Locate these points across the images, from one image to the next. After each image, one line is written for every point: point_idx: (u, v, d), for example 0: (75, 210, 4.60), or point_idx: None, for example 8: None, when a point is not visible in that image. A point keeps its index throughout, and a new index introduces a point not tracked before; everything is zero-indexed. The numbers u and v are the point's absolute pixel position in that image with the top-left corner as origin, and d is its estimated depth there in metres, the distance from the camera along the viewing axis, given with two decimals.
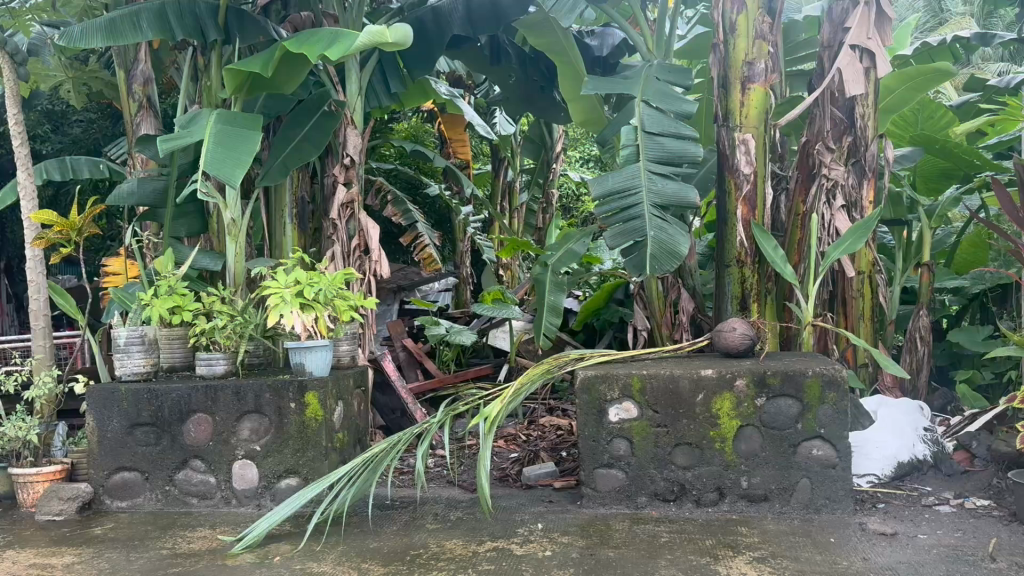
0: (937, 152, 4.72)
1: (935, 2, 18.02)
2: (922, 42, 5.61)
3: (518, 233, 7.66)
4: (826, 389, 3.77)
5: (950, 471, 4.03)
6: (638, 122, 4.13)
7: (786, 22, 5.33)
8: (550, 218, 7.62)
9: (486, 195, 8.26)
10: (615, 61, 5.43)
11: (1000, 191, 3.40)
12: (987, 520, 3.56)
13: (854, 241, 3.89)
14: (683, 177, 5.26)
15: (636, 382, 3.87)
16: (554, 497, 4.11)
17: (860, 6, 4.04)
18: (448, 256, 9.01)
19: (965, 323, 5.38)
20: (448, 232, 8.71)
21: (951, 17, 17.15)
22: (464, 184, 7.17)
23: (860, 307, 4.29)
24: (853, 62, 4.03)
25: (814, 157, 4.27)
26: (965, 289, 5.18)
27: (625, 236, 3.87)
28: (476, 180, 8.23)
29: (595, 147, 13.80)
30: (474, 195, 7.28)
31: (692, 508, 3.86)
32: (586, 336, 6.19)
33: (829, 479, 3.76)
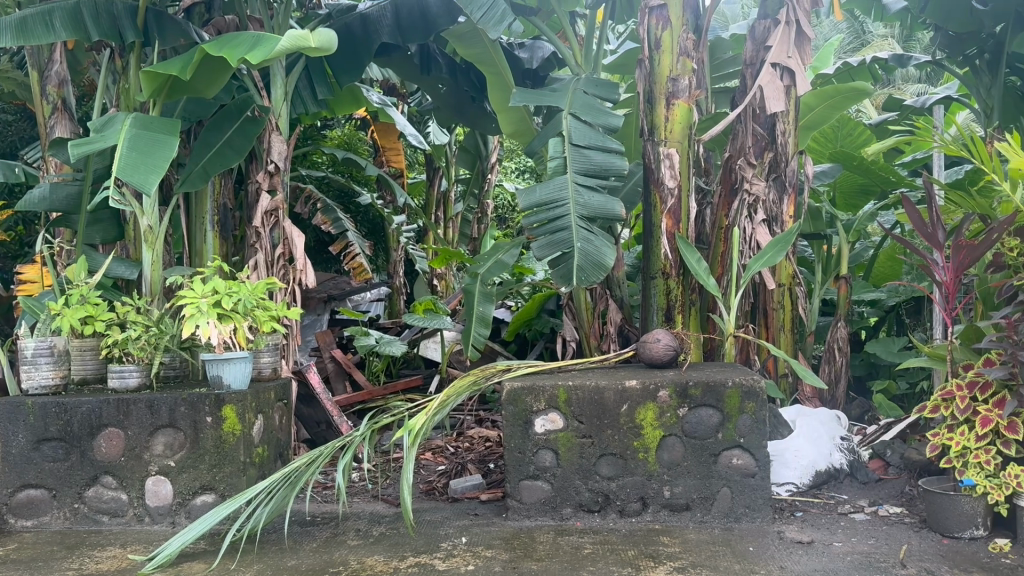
0: (856, 166, 4.78)
1: (857, 26, 18.66)
2: (843, 62, 5.70)
3: (452, 244, 7.57)
4: (745, 400, 3.84)
5: (866, 479, 4.12)
6: (564, 135, 4.16)
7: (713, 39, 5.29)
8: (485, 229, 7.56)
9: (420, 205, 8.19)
10: (546, 74, 5.37)
11: (910, 208, 3.57)
12: (899, 527, 3.67)
13: (774, 254, 4.00)
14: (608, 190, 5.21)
15: (562, 393, 3.87)
16: (479, 510, 4.05)
17: (780, 25, 4.17)
18: (381, 266, 8.89)
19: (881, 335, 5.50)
20: (380, 241, 8.60)
21: (871, 39, 17.81)
22: (397, 193, 7.06)
23: (781, 318, 4.40)
24: (773, 79, 4.13)
25: (736, 172, 4.36)
26: (881, 301, 5.36)
27: (553, 247, 3.91)
28: (410, 190, 8.17)
29: (530, 159, 13.80)
30: (406, 203, 7.14)
31: (616, 518, 3.87)
32: (518, 346, 6.13)
33: (748, 488, 3.82)
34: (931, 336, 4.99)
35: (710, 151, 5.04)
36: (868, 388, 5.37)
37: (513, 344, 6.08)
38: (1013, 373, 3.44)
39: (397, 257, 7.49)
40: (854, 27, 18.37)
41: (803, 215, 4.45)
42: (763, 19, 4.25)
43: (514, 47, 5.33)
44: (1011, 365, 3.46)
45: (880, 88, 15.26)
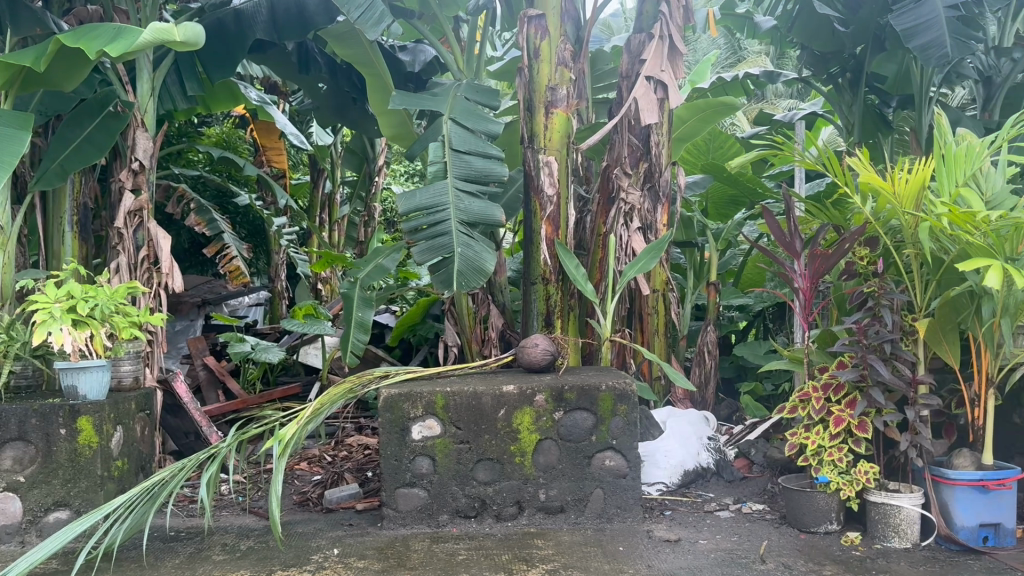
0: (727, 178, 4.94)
1: (735, 42, 19.53)
2: (718, 76, 5.89)
3: (336, 247, 7.43)
4: (617, 403, 3.94)
5: (731, 477, 4.29)
6: (444, 140, 4.12)
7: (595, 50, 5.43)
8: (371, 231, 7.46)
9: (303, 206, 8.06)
10: (428, 78, 5.34)
11: (771, 218, 3.72)
12: (761, 523, 3.84)
13: (648, 261, 4.12)
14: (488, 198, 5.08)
15: (440, 400, 3.86)
16: (354, 520, 3.97)
17: (654, 39, 4.27)
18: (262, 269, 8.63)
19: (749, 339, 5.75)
20: (261, 244, 8.37)
21: (748, 55, 18.70)
22: (278, 194, 6.87)
23: (655, 323, 4.55)
24: (647, 92, 4.22)
25: (613, 181, 4.45)
26: (749, 307, 5.55)
27: (433, 252, 3.89)
28: (292, 191, 8.03)
29: (418, 163, 13.71)
30: (289, 205, 6.96)
31: (492, 523, 3.89)
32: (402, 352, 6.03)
33: (620, 489, 3.92)
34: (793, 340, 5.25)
35: (590, 160, 5.07)
36: (736, 389, 5.59)
37: (398, 349, 5.96)
38: (863, 375, 3.64)
39: (278, 259, 7.28)
40: (728, 44, 19.02)
41: (676, 224, 4.59)
42: (638, 33, 4.34)
43: (396, 49, 5.26)
44: (862, 367, 3.64)
45: (750, 103, 15.92)
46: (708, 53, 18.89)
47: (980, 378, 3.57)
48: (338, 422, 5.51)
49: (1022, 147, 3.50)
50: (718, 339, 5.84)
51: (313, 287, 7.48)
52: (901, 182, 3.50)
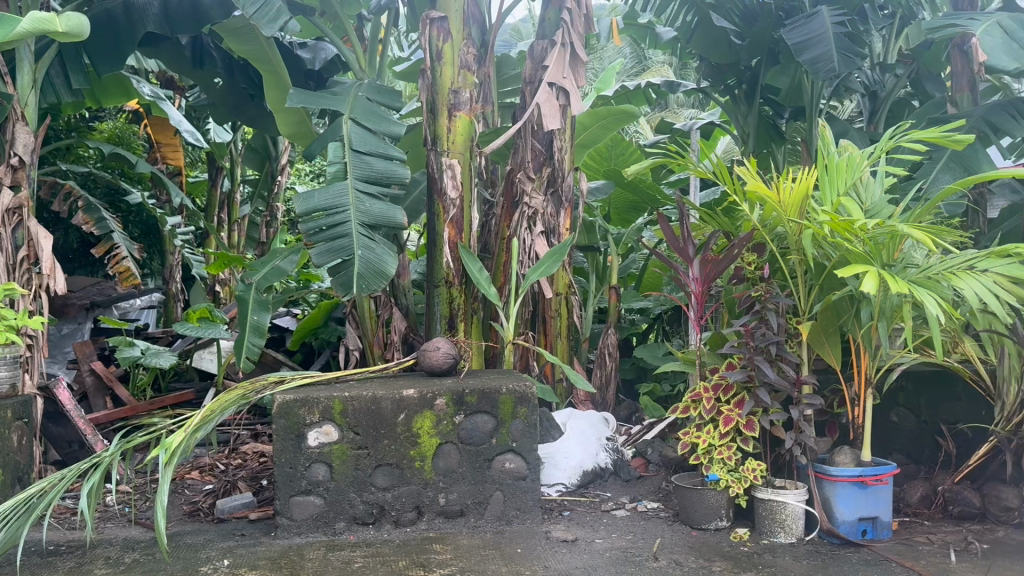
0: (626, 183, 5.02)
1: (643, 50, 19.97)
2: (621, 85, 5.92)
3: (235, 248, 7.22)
4: (518, 405, 3.93)
5: (628, 476, 4.35)
6: (344, 140, 4.05)
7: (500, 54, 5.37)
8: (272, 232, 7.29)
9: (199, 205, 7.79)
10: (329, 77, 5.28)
11: (665, 225, 3.79)
12: (655, 522, 3.92)
13: (551, 265, 4.13)
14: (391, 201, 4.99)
15: (338, 405, 3.76)
16: (246, 529, 3.86)
17: (556, 46, 4.25)
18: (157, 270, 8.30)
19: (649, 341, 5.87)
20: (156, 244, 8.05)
21: (655, 62, 19.17)
22: (172, 192, 6.62)
23: (558, 326, 4.54)
24: (550, 98, 4.17)
25: (516, 185, 4.39)
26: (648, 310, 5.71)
27: (333, 254, 3.78)
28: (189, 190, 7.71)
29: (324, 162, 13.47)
30: (184, 203, 6.68)
31: (390, 530, 3.82)
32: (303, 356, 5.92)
33: (520, 490, 3.91)
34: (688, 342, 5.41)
35: (494, 164, 4.98)
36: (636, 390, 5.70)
37: (298, 354, 5.84)
38: (750, 376, 3.76)
39: (173, 259, 6.99)
40: (634, 53, 19.33)
41: (578, 228, 4.58)
42: (540, 39, 4.30)
43: (295, 47, 5.20)
44: (749, 368, 3.78)
45: (652, 111, 16.26)
46: (617, 60, 19.27)
47: (859, 379, 3.73)
48: (233, 429, 5.33)
49: (898, 158, 3.65)
50: (620, 342, 5.94)
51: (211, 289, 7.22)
52: (786, 191, 3.64)
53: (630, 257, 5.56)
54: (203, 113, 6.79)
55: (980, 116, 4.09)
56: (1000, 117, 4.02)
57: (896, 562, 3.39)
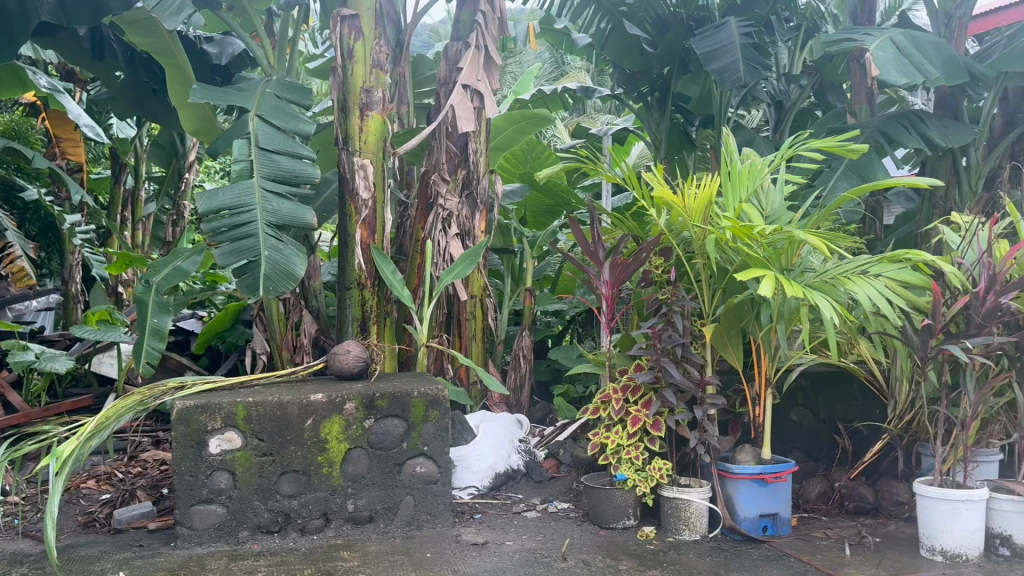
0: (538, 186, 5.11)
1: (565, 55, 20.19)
2: (538, 89, 5.97)
3: (140, 248, 6.96)
4: (429, 408, 3.87)
5: (540, 477, 4.38)
6: (250, 137, 3.95)
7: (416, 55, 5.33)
8: (181, 232, 7.06)
9: (101, 202, 7.49)
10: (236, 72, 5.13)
11: (577, 230, 3.80)
12: (564, 522, 3.95)
13: (465, 267, 4.04)
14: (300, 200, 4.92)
15: (241, 411, 3.65)
16: (145, 540, 3.72)
17: (470, 49, 4.21)
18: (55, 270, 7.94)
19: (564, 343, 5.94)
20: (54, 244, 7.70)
21: (575, 67, 19.43)
22: (71, 189, 6.43)
23: (472, 328, 4.51)
24: (464, 100, 4.12)
25: (430, 187, 4.29)
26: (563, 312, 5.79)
27: (238, 254, 3.67)
28: (91, 186, 7.50)
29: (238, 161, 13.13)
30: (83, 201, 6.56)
31: (296, 537, 3.72)
32: (211, 359, 5.75)
33: (431, 494, 3.85)
34: (599, 344, 5.53)
35: (409, 164, 4.86)
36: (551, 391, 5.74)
37: (204, 357, 5.73)
38: (658, 377, 3.83)
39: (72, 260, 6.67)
40: (552, 58, 19.43)
41: (494, 230, 4.53)
42: (454, 41, 4.25)
43: (201, 41, 5.00)
44: (656, 370, 3.84)
45: (571, 116, 16.46)
46: (539, 64, 19.42)
47: (760, 379, 3.83)
48: (132, 435, 5.12)
49: (797, 167, 3.77)
50: (535, 344, 5.99)
51: (114, 290, 6.94)
52: (691, 197, 3.72)
53: (545, 260, 5.61)
54: (106, 108, 6.68)
55: (875, 127, 4.29)
56: (893, 128, 4.20)
57: (794, 557, 3.49)
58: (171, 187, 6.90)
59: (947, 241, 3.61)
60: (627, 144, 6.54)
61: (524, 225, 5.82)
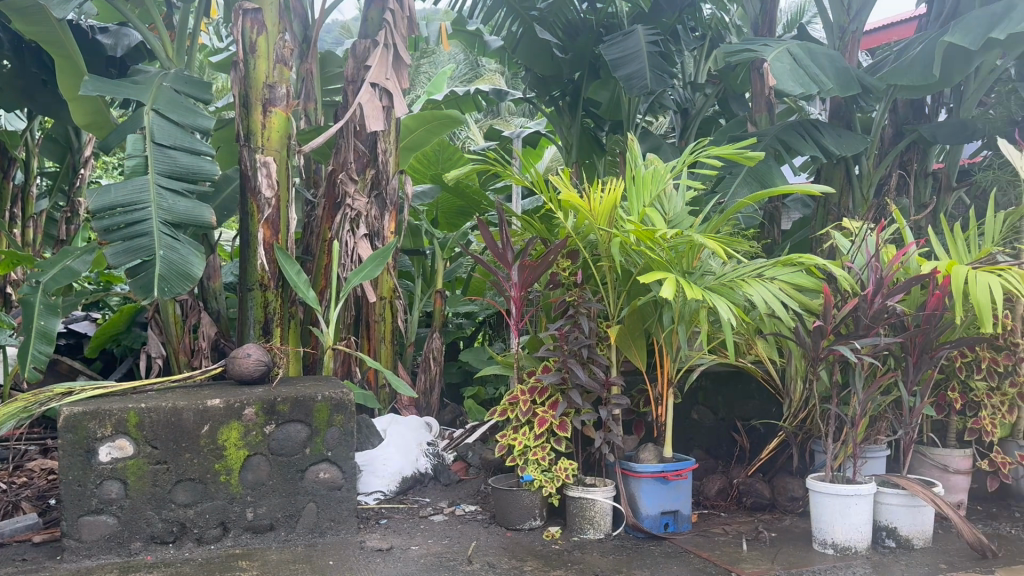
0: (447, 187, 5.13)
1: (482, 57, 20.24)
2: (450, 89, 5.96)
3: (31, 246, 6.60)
4: (334, 413, 3.79)
5: (448, 480, 4.37)
6: (145, 132, 3.80)
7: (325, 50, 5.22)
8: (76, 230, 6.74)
9: None
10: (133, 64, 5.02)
11: (485, 230, 3.79)
12: (471, 524, 3.93)
13: (374, 268, 3.97)
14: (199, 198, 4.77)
15: (133, 417, 3.50)
16: (28, 554, 3.53)
17: (378, 47, 4.15)
18: None
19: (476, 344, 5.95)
20: None
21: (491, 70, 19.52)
22: None
23: (382, 330, 4.43)
24: (372, 98, 4.06)
25: (338, 187, 4.20)
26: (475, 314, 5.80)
27: (131, 254, 3.53)
28: None
29: None
30: None
31: (193, 548, 3.60)
32: (104, 364, 5.50)
33: (334, 501, 3.78)
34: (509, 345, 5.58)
35: (316, 162, 4.78)
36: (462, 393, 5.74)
37: (97, 362, 5.44)
38: (564, 378, 3.85)
39: None
40: (466, 59, 19.42)
41: (403, 231, 4.48)
42: (362, 39, 4.19)
43: (96, 31, 4.89)
44: (563, 371, 3.86)
45: (487, 119, 16.52)
46: (456, 65, 19.41)
47: (663, 379, 3.92)
48: (18, 444, 4.86)
49: (698, 173, 3.85)
50: (447, 345, 5.97)
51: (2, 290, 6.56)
52: (596, 201, 3.76)
53: (456, 262, 5.59)
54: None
55: (773, 135, 4.43)
56: (791, 137, 4.34)
57: (693, 553, 3.57)
58: (65, 183, 6.56)
59: (838, 246, 3.74)
60: (540, 147, 6.63)
61: (435, 226, 5.80)
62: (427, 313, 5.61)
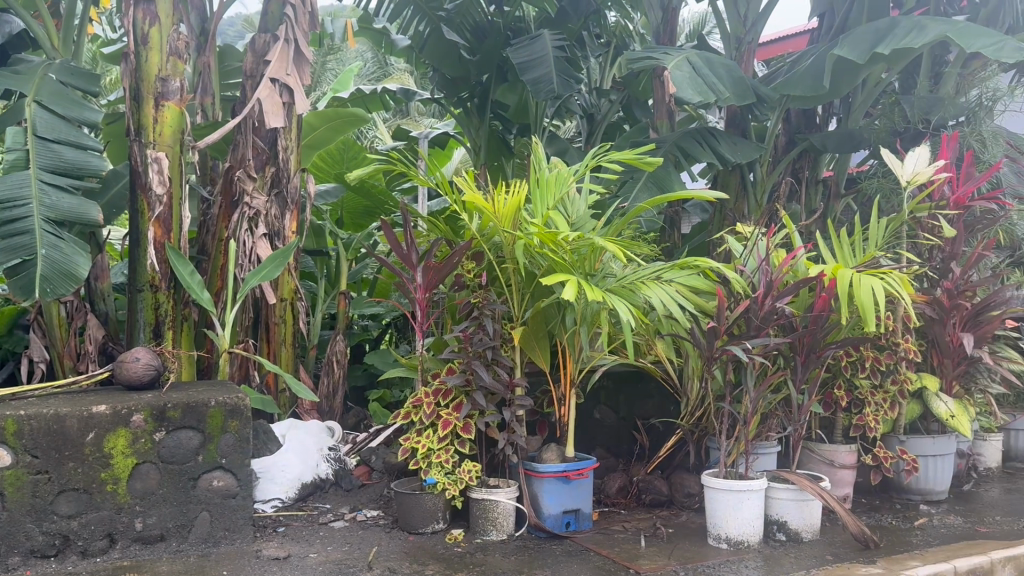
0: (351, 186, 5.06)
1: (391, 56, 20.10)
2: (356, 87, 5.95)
3: None
4: (228, 418, 3.69)
5: (349, 485, 4.30)
6: (27, 124, 3.62)
7: (222, 44, 5.10)
8: None
9: None
10: (13, 52, 4.77)
11: (388, 232, 3.69)
12: (372, 529, 3.88)
13: (273, 269, 3.86)
14: (87, 195, 4.59)
15: (10, 425, 3.29)
16: None
17: (279, 41, 4.06)
18: None
19: (383, 346, 5.92)
20: None
21: (399, 68, 19.41)
22: None
23: (282, 332, 4.32)
24: (272, 94, 3.96)
25: (235, 184, 4.10)
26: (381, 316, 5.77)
27: (9, 253, 3.30)
28: None
29: None
30: None
31: (76, 561, 3.43)
32: None
33: (229, 510, 3.67)
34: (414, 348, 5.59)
35: (213, 158, 4.66)
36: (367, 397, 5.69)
37: None
38: (468, 380, 3.83)
39: None
40: (374, 57, 19.28)
41: (305, 231, 4.39)
42: (262, 33, 4.10)
43: None
44: (467, 373, 3.84)
45: (393, 119, 16.43)
46: (365, 63, 19.22)
47: (565, 379, 3.97)
48: None
49: (600, 177, 3.90)
50: (352, 348, 5.91)
51: None
52: (501, 204, 3.73)
53: (361, 263, 5.51)
54: None
55: (673, 142, 4.55)
56: (689, 144, 4.48)
57: (593, 551, 3.62)
58: None
59: (731, 249, 3.88)
60: (447, 149, 6.72)
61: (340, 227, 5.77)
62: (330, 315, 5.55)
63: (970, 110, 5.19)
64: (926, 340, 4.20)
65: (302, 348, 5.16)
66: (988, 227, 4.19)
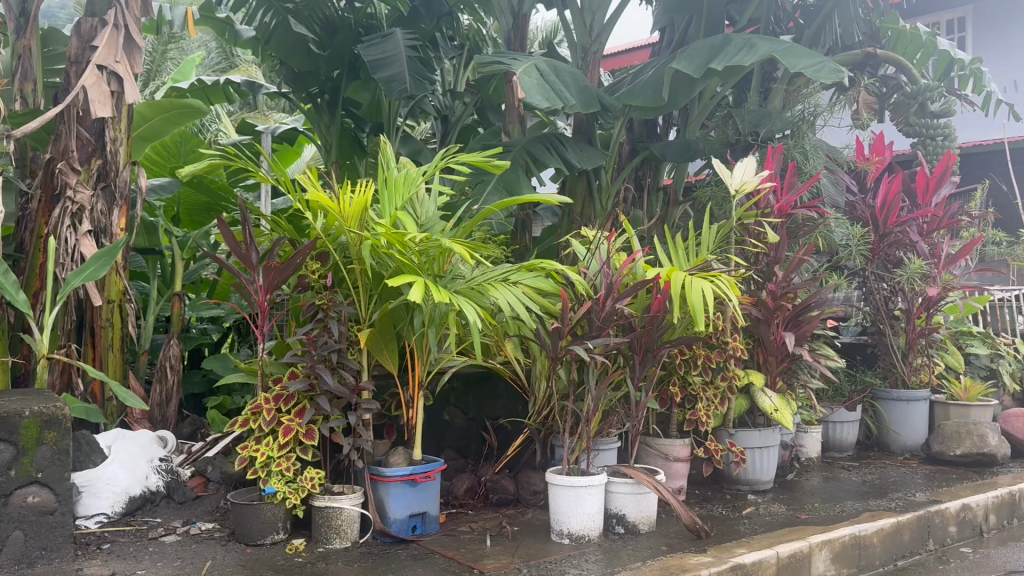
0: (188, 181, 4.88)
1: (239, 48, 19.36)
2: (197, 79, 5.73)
3: None
4: (45, 428, 3.41)
5: (182, 498, 4.10)
6: None
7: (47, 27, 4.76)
8: None
9: None
10: None
11: (226, 230, 3.49)
12: (207, 543, 3.71)
13: (97, 268, 3.63)
14: None
15: None
16: None
17: (107, 27, 3.83)
18: None
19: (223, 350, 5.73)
20: None
21: (247, 62, 18.74)
22: None
23: (110, 336, 4.09)
24: (99, 82, 3.72)
25: (56, 177, 3.80)
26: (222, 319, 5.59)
27: None
28: None
29: None
30: None
31: None
32: None
33: (45, 527, 3.38)
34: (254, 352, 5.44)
35: (34, 149, 4.31)
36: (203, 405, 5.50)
37: None
38: (312, 384, 3.73)
39: None
40: (219, 48, 18.51)
41: (136, 229, 4.18)
42: (88, 17, 3.85)
43: None
44: (311, 377, 3.72)
45: (237, 114, 15.81)
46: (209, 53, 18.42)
47: (413, 381, 3.92)
48: None
49: (448, 179, 3.89)
50: (189, 353, 5.68)
51: None
52: (347, 203, 3.63)
53: (199, 263, 5.31)
54: None
55: (523, 146, 4.66)
56: (538, 148, 4.61)
57: (439, 553, 3.61)
58: None
59: (576, 252, 3.99)
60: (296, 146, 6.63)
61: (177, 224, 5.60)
62: (165, 318, 5.34)
63: (794, 124, 5.60)
64: (753, 339, 4.48)
65: (133, 352, 4.89)
66: (807, 232, 4.53)
